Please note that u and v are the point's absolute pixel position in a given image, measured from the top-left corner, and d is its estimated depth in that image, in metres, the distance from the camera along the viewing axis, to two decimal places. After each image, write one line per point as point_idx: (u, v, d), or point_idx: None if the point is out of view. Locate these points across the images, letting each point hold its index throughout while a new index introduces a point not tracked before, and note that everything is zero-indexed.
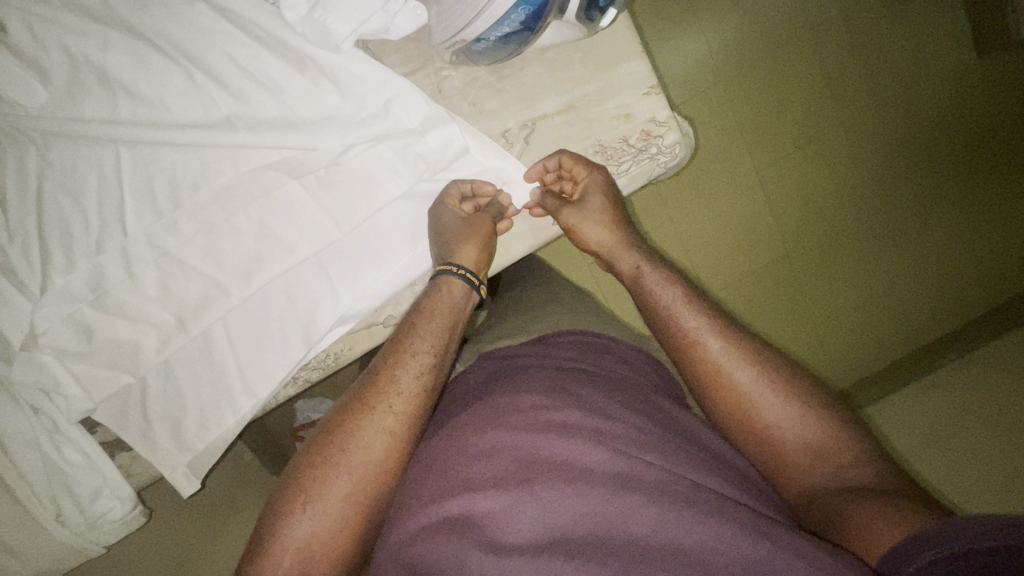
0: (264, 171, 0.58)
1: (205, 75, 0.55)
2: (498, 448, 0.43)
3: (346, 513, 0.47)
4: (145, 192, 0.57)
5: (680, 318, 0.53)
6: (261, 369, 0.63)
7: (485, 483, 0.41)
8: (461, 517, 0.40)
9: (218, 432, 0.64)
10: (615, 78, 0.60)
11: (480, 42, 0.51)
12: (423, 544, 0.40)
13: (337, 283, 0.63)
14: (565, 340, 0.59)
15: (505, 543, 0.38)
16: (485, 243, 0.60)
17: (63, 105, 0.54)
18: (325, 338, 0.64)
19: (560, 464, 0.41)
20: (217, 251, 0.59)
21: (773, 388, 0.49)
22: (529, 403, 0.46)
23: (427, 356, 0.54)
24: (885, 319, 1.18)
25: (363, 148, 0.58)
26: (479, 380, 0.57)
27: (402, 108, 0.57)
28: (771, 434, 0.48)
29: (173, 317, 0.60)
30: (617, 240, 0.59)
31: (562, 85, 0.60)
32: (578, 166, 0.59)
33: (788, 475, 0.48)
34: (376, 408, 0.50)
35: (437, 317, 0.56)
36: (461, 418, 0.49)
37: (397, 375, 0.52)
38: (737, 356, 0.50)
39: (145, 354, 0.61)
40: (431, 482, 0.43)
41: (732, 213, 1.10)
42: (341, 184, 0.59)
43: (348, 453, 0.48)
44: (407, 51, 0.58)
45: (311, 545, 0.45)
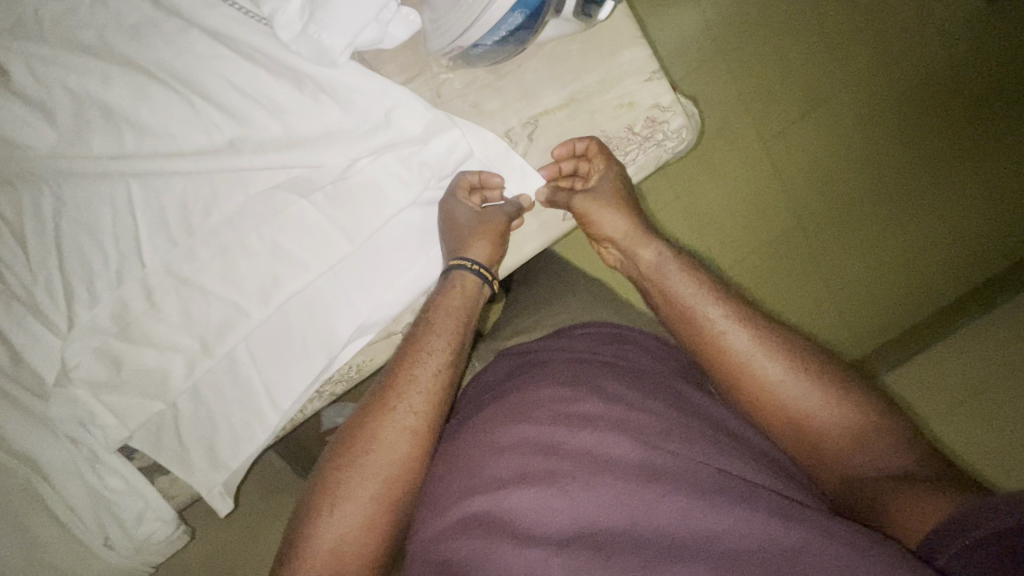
0: (272, 191, 0.58)
1: (205, 100, 0.55)
2: (525, 444, 0.43)
3: (374, 511, 0.48)
4: (159, 223, 0.58)
5: (699, 312, 0.52)
6: (285, 382, 0.64)
7: (511, 479, 0.41)
8: (489, 513, 0.40)
9: (250, 450, 0.65)
10: (615, 66, 0.59)
11: (478, 47, 0.50)
12: (453, 542, 0.40)
13: (352, 295, 0.63)
14: (584, 332, 0.58)
15: (533, 535, 0.38)
16: (496, 238, 0.58)
17: (70, 144, 0.55)
18: (347, 350, 0.64)
19: (586, 456, 0.41)
20: (233, 274, 0.60)
21: (801, 378, 0.48)
22: (552, 397, 0.47)
23: (443, 354, 0.54)
24: (903, 284, 1.14)
25: (367, 161, 0.58)
26: (500, 376, 0.57)
27: (403, 116, 0.56)
28: (804, 420, 0.48)
29: (197, 342, 0.61)
30: (632, 229, 0.59)
31: (561, 79, 0.59)
32: (598, 155, 0.59)
33: (823, 464, 0.47)
34: (396, 407, 0.51)
35: (451, 313, 0.56)
36: (483, 414, 0.49)
37: (416, 373, 0.52)
38: (760, 342, 0.50)
39: (173, 380, 0.62)
40: (458, 481, 0.44)
41: (737, 189, 1.07)
42: (349, 199, 0.59)
43: (373, 451, 0.49)
44: (403, 58, 0.58)
45: (342, 543, 0.46)
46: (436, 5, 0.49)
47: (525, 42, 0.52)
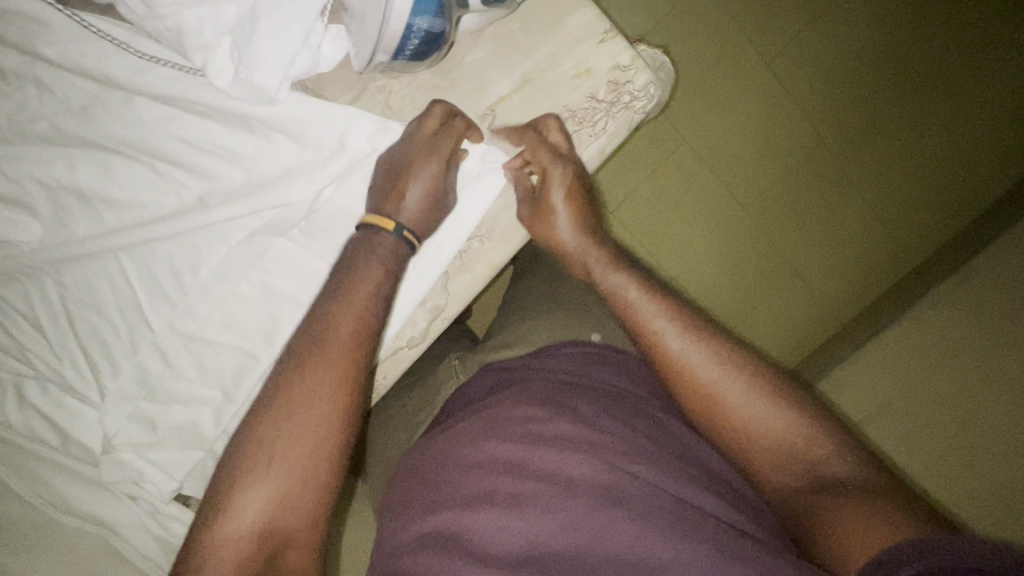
0: (249, 240, 0.59)
1: (166, 163, 0.56)
2: (491, 461, 0.45)
3: (294, 477, 0.45)
4: (155, 287, 0.60)
5: (646, 318, 0.53)
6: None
7: (473, 499, 0.43)
8: (449, 532, 0.41)
9: None
10: (563, 35, 0.55)
11: (398, 58, 0.50)
12: (410, 557, 0.42)
13: None
14: (568, 353, 0.59)
15: (491, 553, 0.39)
16: (424, 194, 0.54)
17: (54, 231, 0.57)
18: None
19: (548, 475, 0.43)
20: (234, 323, 0.61)
21: (742, 384, 0.48)
22: (526, 416, 0.48)
23: (358, 320, 0.50)
24: (825, 277, 1.15)
25: (334, 187, 0.57)
26: (478, 396, 0.58)
27: (357, 136, 0.55)
28: (748, 434, 0.47)
29: (218, 391, 0.64)
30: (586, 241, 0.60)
31: (510, 62, 0.56)
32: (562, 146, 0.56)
33: (763, 469, 0.47)
34: (309, 375, 0.48)
35: (364, 283, 0.51)
36: (453, 433, 0.51)
37: (329, 341, 0.49)
38: (702, 355, 0.50)
39: (205, 429, 0.64)
40: (424, 496, 0.46)
41: (699, 181, 1.09)
42: (324, 229, 0.58)
43: (286, 415, 0.47)
44: (344, 78, 0.56)
45: (265, 513, 0.44)
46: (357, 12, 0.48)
47: (449, 42, 0.51)
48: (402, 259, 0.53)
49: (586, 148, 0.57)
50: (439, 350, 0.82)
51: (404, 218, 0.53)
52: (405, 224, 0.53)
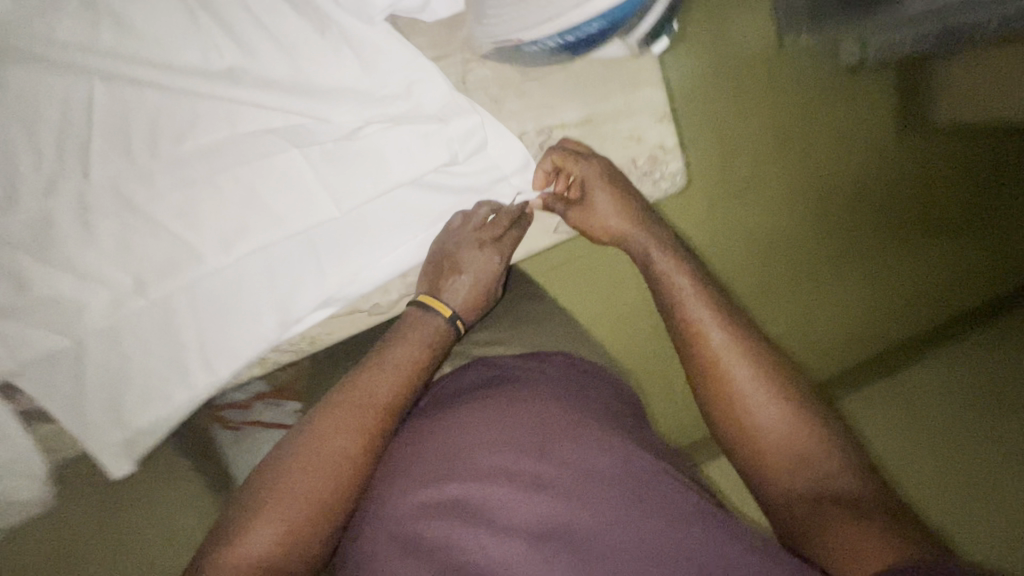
0: (259, 136, 0.53)
1: (210, 16, 0.50)
2: (509, 440, 0.42)
3: (310, 514, 0.42)
4: (118, 137, 0.51)
5: (684, 305, 0.49)
6: (223, 342, 0.58)
7: (492, 473, 0.40)
8: (467, 499, 0.40)
9: (163, 409, 0.59)
10: (634, 100, 0.61)
11: (535, 46, 0.51)
12: (426, 523, 0.39)
13: (325, 264, 0.59)
14: (557, 359, 0.54)
15: (510, 526, 0.38)
16: (477, 286, 0.56)
17: (26, 17, 0.47)
18: (303, 319, 0.60)
19: (570, 463, 0.41)
20: (193, 212, 0.53)
21: (767, 385, 0.44)
22: (542, 404, 0.45)
23: (405, 368, 0.50)
24: (903, 312, 0.89)
25: (378, 128, 0.55)
26: (473, 381, 0.52)
27: (424, 93, 0.54)
28: (765, 439, 0.43)
29: (130, 279, 0.54)
30: (628, 226, 0.54)
31: (583, 99, 0.60)
32: (570, 159, 0.56)
33: (775, 478, 0.43)
34: (348, 413, 0.47)
35: (415, 338, 0.52)
36: (465, 410, 0.46)
37: (372, 384, 0.49)
38: (737, 350, 0.46)
39: (89, 315, 0.54)
40: (433, 463, 0.42)
41: (770, 159, 0.75)
42: (347, 162, 0.55)
43: (317, 452, 0.44)
44: (437, 35, 0.55)
45: (273, 551, 0.40)
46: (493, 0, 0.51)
47: (573, 55, 0.54)
48: (445, 345, 0.54)
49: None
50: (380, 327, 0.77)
51: (453, 305, 0.55)
52: (456, 312, 0.55)
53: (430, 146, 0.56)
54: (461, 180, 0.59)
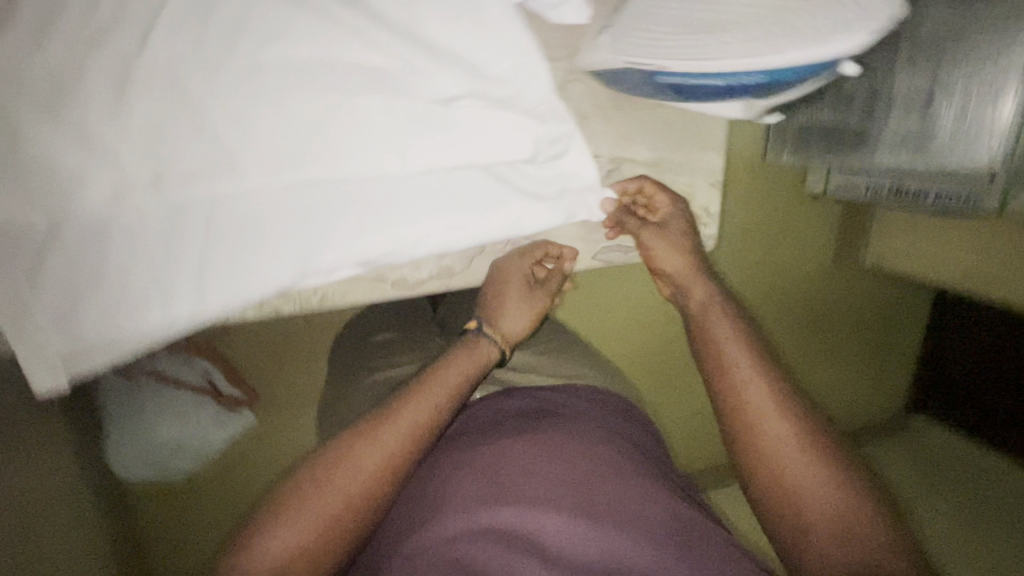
0: (351, 71, 0.49)
1: None
2: (553, 473, 0.42)
3: (324, 540, 0.39)
4: (196, 17, 0.45)
5: (728, 355, 0.49)
6: (232, 276, 0.52)
7: (537, 503, 0.40)
8: (511, 529, 0.39)
9: (127, 326, 0.50)
10: (698, 159, 0.65)
11: (673, 78, 0.45)
12: (468, 549, 0.38)
13: (367, 222, 0.54)
14: (592, 393, 0.54)
15: (557, 559, 0.38)
16: (533, 314, 0.58)
17: None
18: (326, 273, 0.55)
19: (617, 507, 0.40)
20: (249, 122, 0.48)
21: (803, 447, 0.43)
22: (585, 441, 0.45)
23: (443, 397, 0.46)
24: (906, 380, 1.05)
25: (472, 103, 0.52)
26: (513, 408, 0.51)
27: (527, 87, 0.53)
28: (795, 481, 0.42)
29: (149, 171, 0.47)
30: (689, 270, 0.57)
31: (658, 143, 0.62)
32: (659, 191, 0.60)
33: (809, 548, 0.39)
34: (379, 437, 0.42)
35: (456, 366, 0.49)
36: (508, 437, 0.46)
37: (408, 409, 0.44)
38: (774, 406, 0.45)
39: (84, 197, 0.46)
40: (473, 484, 0.42)
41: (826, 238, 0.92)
42: (430, 126, 0.52)
43: (339, 473, 0.40)
44: (554, 36, 0.54)
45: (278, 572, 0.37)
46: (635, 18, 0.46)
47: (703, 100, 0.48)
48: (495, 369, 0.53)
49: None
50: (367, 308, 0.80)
51: (509, 330, 0.56)
52: (510, 336, 0.55)
53: (515, 139, 0.54)
54: (533, 186, 0.57)
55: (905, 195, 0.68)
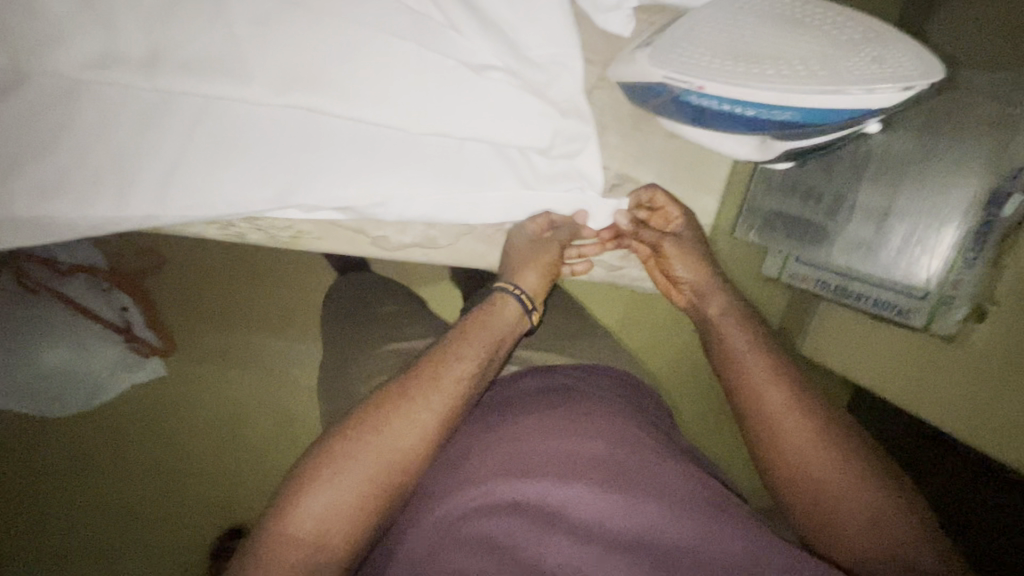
0: (390, 11, 0.47)
1: None
2: (573, 451, 0.43)
3: (365, 499, 0.40)
4: None
5: (744, 364, 0.51)
6: (205, 184, 0.47)
7: (564, 475, 0.41)
8: (540, 501, 0.41)
9: (75, 207, 0.46)
10: (705, 198, 0.65)
11: (703, 97, 0.45)
12: (501, 523, 0.40)
13: (363, 169, 0.51)
14: (615, 375, 0.57)
15: (587, 529, 0.40)
16: (547, 271, 0.56)
17: None
18: (307, 209, 0.51)
19: (643, 479, 0.42)
20: (269, 27, 0.45)
21: (815, 438, 0.46)
22: (598, 420, 0.47)
23: (474, 363, 0.47)
24: None
25: (501, 77, 0.51)
26: (540, 387, 0.53)
27: (558, 82, 0.52)
28: (818, 491, 0.44)
29: (144, 51, 0.43)
30: (706, 279, 0.57)
31: (669, 171, 0.62)
32: (668, 201, 0.59)
33: (829, 533, 0.43)
34: (411, 402, 0.43)
35: (487, 331, 0.49)
36: (527, 417, 0.47)
37: (437, 377, 0.45)
38: (791, 408, 0.47)
39: (63, 58, 0.42)
40: (497, 459, 0.43)
41: None
42: (453, 87, 0.50)
43: (375, 437, 0.41)
44: (594, 41, 0.55)
45: (323, 525, 0.38)
46: (680, 37, 0.46)
47: (729, 130, 0.48)
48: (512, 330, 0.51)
49: (630, 266, 0.67)
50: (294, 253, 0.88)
51: (521, 283, 0.54)
52: (520, 289, 0.53)
53: (534, 126, 0.53)
54: (542, 177, 0.56)
55: (848, 296, 0.70)
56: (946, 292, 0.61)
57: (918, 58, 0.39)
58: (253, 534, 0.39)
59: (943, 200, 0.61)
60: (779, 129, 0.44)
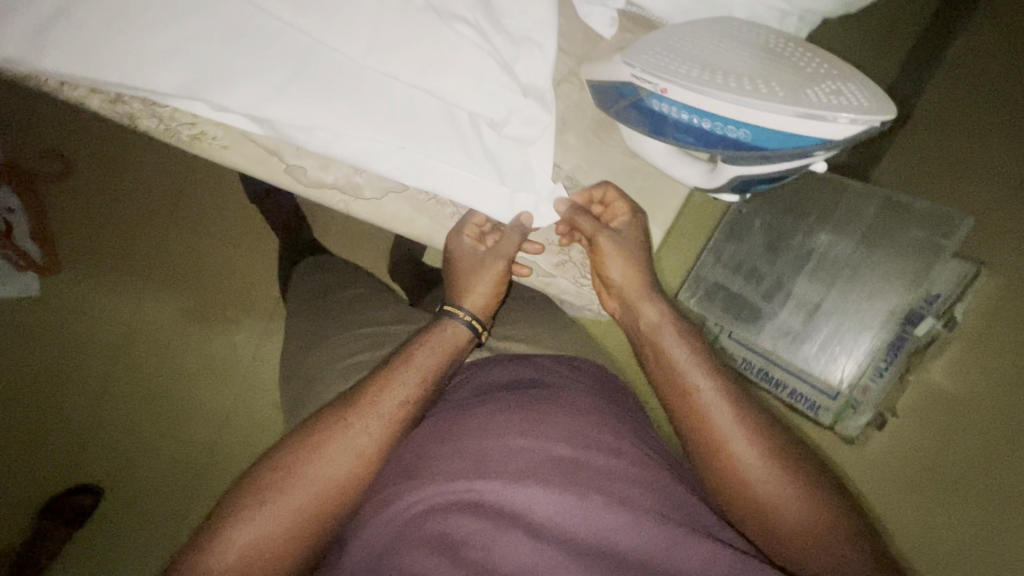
0: None
1: None
2: (530, 448, 0.40)
3: (296, 526, 0.40)
4: None
5: (686, 376, 0.49)
6: (113, 47, 0.42)
7: (520, 472, 0.39)
8: (494, 496, 0.38)
9: None
10: (665, 218, 0.61)
11: (661, 104, 0.43)
12: (451, 519, 0.37)
13: (292, 81, 0.46)
14: (585, 366, 0.53)
15: (544, 527, 0.37)
16: (496, 289, 0.54)
17: None
18: (217, 110, 0.46)
19: (602, 479, 0.39)
20: None
21: (760, 449, 0.45)
22: (554, 413, 0.44)
23: (416, 385, 0.46)
24: None
25: (467, 31, 0.47)
26: (501, 379, 0.50)
27: (525, 58, 0.50)
28: (771, 520, 0.43)
29: None
30: (640, 284, 0.55)
31: (632, 182, 0.59)
32: (619, 201, 0.56)
33: (780, 542, 0.43)
34: (348, 426, 0.43)
35: (435, 351, 0.49)
36: (486, 410, 0.45)
37: (377, 398, 0.45)
38: (733, 421, 0.46)
39: None
40: (452, 455, 0.41)
41: None
42: (409, 24, 0.46)
43: (309, 462, 0.41)
44: (573, 35, 0.54)
45: (249, 554, 0.38)
46: (655, 39, 0.45)
47: (684, 146, 0.46)
48: (459, 348, 0.51)
49: (559, 277, 0.61)
50: (225, 188, 0.94)
51: (466, 304, 0.53)
52: (468, 310, 0.52)
53: (489, 94, 0.49)
54: (489, 156, 0.51)
55: (769, 380, 0.74)
56: (855, 395, 0.66)
57: (882, 98, 0.38)
58: (178, 556, 0.39)
59: (866, 308, 0.65)
60: (731, 152, 0.43)
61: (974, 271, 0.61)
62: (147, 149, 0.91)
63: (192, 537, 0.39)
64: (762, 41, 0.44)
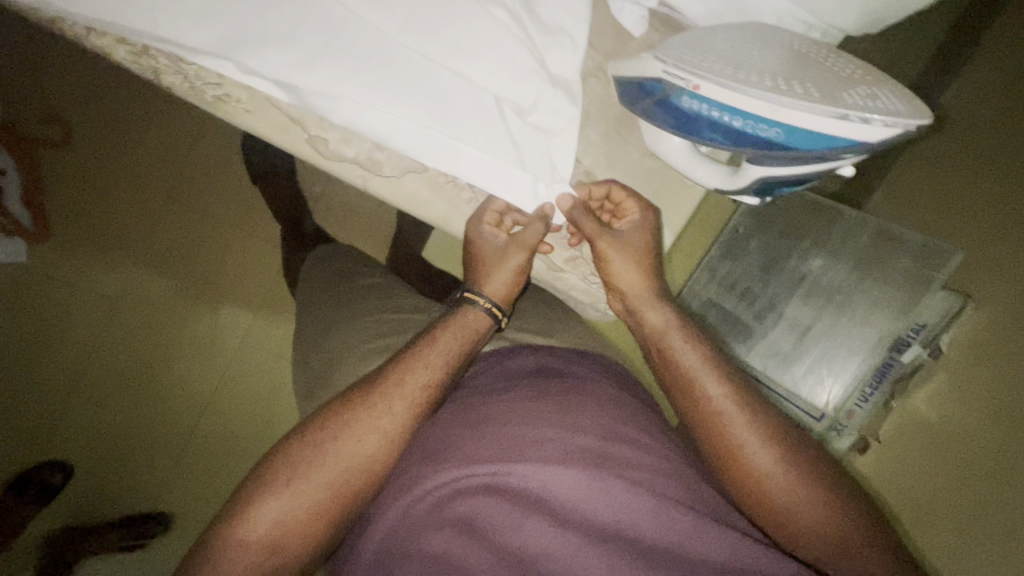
0: None
1: None
2: (553, 436, 0.40)
3: (322, 504, 0.40)
4: None
5: (697, 379, 0.49)
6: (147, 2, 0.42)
7: (544, 458, 0.38)
8: (518, 482, 0.38)
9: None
10: (681, 219, 0.62)
11: (692, 102, 0.42)
12: (476, 503, 0.37)
13: (323, 49, 0.45)
14: (604, 362, 0.53)
15: (568, 513, 0.37)
16: (516, 279, 0.55)
17: None
18: (246, 73, 0.45)
19: (624, 468, 0.39)
20: None
21: (772, 445, 0.45)
22: (576, 403, 0.43)
23: (439, 370, 0.47)
24: None
25: (501, 15, 0.47)
26: (521, 368, 0.49)
27: (556, 47, 0.50)
28: (789, 522, 0.43)
29: None
30: (646, 289, 0.55)
31: (651, 181, 0.60)
32: (629, 199, 0.56)
33: (795, 533, 0.43)
34: (373, 407, 0.43)
35: (458, 337, 0.49)
36: (508, 397, 0.44)
37: (402, 381, 0.45)
38: (744, 420, 0.46)
39: None
40: (474, 440, 0.40)
41: None
42: (444, 3, 0.46)
43: (335, 443, 0.42)
44: (602, 31, 0.54)
45: (277, 528, 0.39)
46: (687, 39, 0.45)
47: (714, 144, 0.46)
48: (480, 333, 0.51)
49: (569, 272, 0.61)
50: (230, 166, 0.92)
51: (485, 293, 0.54)
52: (487, 298, 0.53)
53: (519, 79, 0.49)
54: (517, 142, 0.51)
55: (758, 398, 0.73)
56: (840, 419, 0.65)
57: (913, 103, 0.39)
58: (204, 534, 0.39)
59: (852, 336, 0.64)
60: (763, 152, 0.43)
61: (962, 304, 0.62)
62: (156, 120, 0.90)
63: (223, 510, 0.40)
64: (793, 47, 0.44)
